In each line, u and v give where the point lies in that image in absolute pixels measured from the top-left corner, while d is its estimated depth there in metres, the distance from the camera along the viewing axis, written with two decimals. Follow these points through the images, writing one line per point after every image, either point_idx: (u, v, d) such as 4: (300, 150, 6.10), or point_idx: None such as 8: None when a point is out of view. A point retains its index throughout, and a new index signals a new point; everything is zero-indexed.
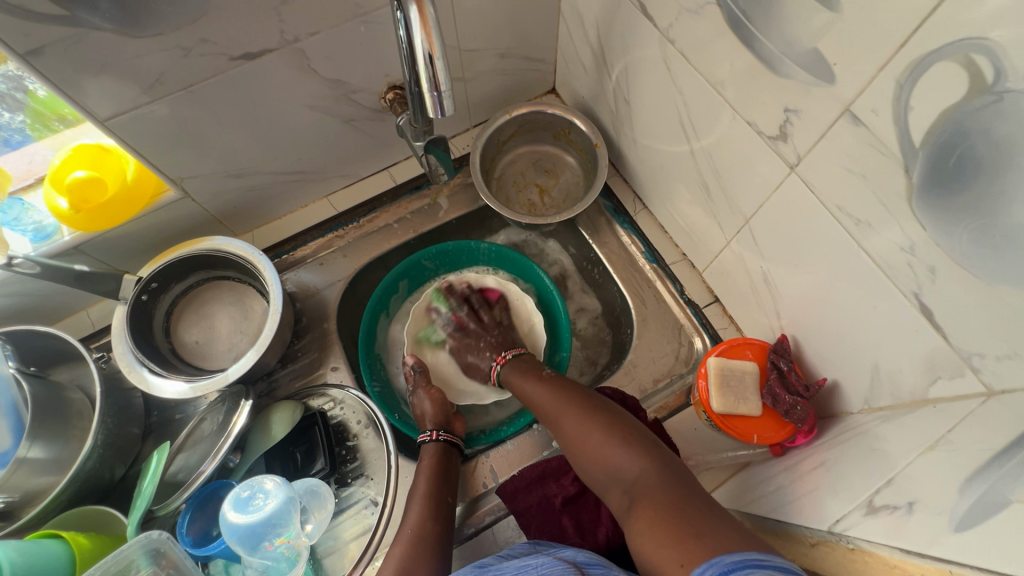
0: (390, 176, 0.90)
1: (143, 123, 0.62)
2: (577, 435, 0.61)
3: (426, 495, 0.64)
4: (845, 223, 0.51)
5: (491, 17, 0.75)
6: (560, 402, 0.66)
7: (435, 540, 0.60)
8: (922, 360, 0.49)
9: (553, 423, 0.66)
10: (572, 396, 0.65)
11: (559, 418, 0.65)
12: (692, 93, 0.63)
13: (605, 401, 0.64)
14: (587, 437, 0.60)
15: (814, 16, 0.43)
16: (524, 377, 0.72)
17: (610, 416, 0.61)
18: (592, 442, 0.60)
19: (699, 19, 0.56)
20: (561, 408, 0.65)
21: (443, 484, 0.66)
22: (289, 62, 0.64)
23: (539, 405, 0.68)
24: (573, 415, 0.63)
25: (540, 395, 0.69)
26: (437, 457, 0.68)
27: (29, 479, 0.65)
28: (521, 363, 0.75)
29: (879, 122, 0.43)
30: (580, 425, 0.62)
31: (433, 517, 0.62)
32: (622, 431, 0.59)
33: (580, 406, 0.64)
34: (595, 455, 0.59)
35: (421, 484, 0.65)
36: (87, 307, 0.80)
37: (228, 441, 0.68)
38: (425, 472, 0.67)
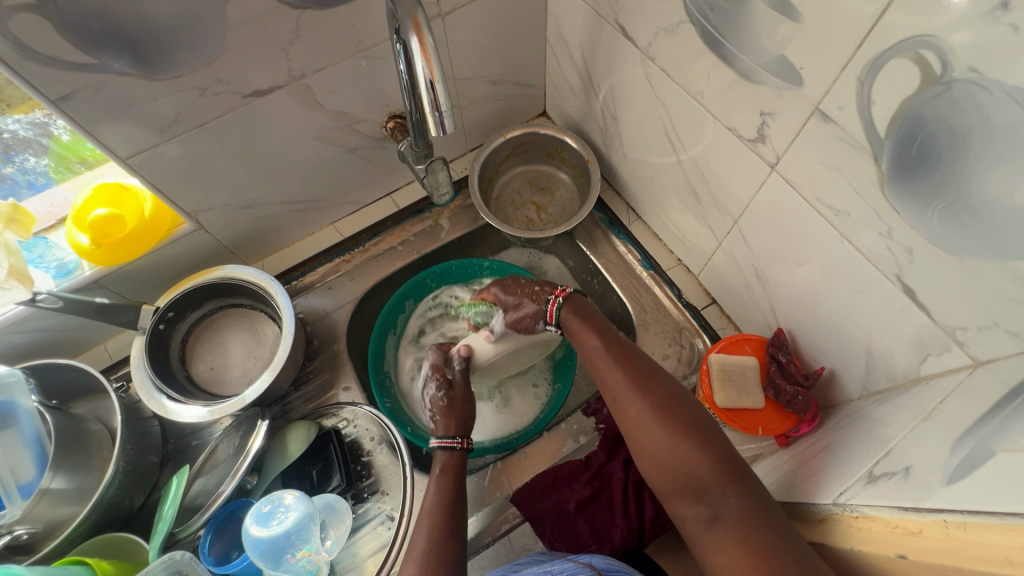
0: (392, 201, 0.94)
1: (161, 160, 0.66)
2: (651, 430, 0.54)
3: (439, 509, 0.58)
4: (825, 214, 0.54)
5: (482, 47, 0.80)
6: (635, 389, 0.58)
7: (448, 559, 0.53)
8: (911, 340, 0.52)
9: (620, 408, 0.58)
10: (649, 384, 0.58)
11: (630, 407, 0.57)
12: (674, 105, 0.67)
13: (683, 396, 0.57)
14: (664, 437, 0.53)
15: (779, 26, 0.47)
16: (595, 344, 0.63)
17: (689, 412, 0.54)
18: (670, 443, 0.53)
19: (675, 37, 0.60)
20: (636, 398, 0.57)
21: (459, 496, 0.60)
22: (296, 97, 0.69)
23: (607, 384, 0.61)
24: (651, 408, 0.55)
25: (613, 372, 0.60)
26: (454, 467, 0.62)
27: (52, 509, 0.66)
28: (595, 327, 0.65)
29: (846, 118, 0.46)
30: (657, 423, 0.54)
31: (450, 534, 0.55)
32: (705, 438, 0.52)
33: (659, 399, 0.56)
34: (670, 459, 0.52)
35: (438, 487, 0.60)
36: (105, 340, 0.83)
37: (246, 462, 0.69)
38: (436, 483, 0.61)
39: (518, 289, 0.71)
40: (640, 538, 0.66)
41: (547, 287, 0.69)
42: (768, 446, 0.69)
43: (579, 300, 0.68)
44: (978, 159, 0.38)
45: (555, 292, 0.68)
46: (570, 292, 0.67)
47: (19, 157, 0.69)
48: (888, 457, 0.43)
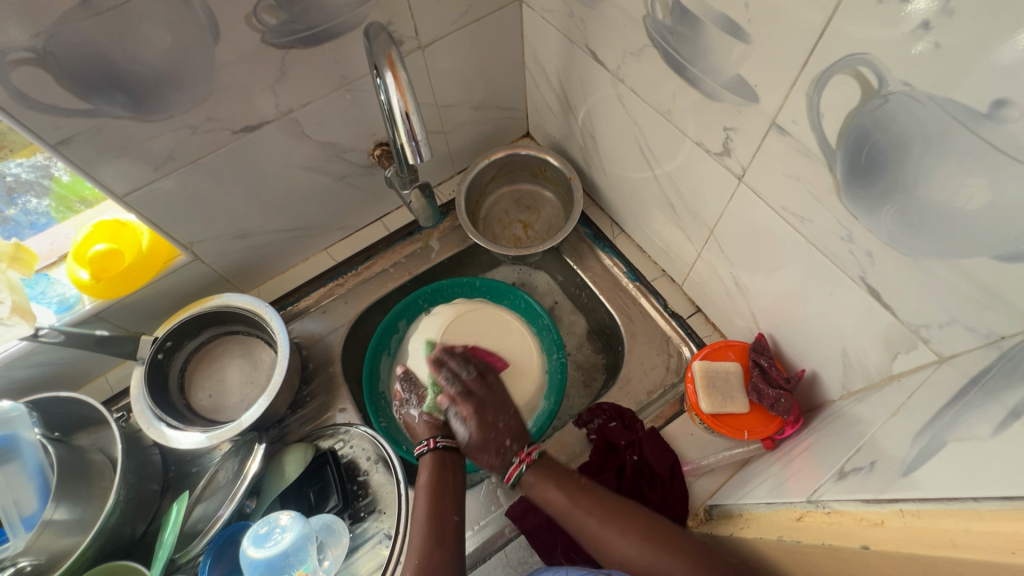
0: (383, 226, 0.97)
1: (156, 196, 0.69)
2: (644, 565, 0.57)
3: (426, 520, 0.59)
4: (791, 221, 0.56)
5: (463, 75, 0.84)
6: (613, 527, 0.60)
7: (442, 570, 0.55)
8: (881, 339, 0.53)
9: (602, 557, 0.60)
10: (628, 516, 0.60)
11: (615, 548, 0.59)
12: (646, 123, 0.70)
13: (657, 519, 0.60)
14: (656, 563, 0.56)
15: (733, 48, 0.50)
16: (560, 499, 0.62)
17: (667, 535, 0.58)
18: (659, 566, 0.56)
19: (641, 59, 0.63)
20: (619, 535, 0.59)
21: (445, 503, 0.60)
22: (285, 130, 0.72)
23: (584, 530, 0.61)
24: (638, 541, 0.58)
25: (585, 519, 0.61)
26: (436, 468, 0.63)
27: (54, 540, 0.67)
28: (556, 475, 0.64)
29: (800, 131, 0.49)
30: (643, 549, 0.57)
31: (437, 545, 0.57)
32: (687, 548, 0.56)
33: (646, 529, 0.59)
34: (661, 572, 0.56)
35: (426, 487, 0.62)
36: (106, 372, 0.85)
37: (244, 485, 0.72)
38: (422, 490, 0.62)
39: (488, 434, 0.63)
40: None
41: (515, 445, 0.64)
42: (757, 451, 0.70)
43: (547, 457, 0.65)
44: (920, 165, 0.40)
45: (520, 455, 0.64)
46: (536, 456, 0.64)
47: (22, 199, 0.72)
48: (859, 454, 0.44)
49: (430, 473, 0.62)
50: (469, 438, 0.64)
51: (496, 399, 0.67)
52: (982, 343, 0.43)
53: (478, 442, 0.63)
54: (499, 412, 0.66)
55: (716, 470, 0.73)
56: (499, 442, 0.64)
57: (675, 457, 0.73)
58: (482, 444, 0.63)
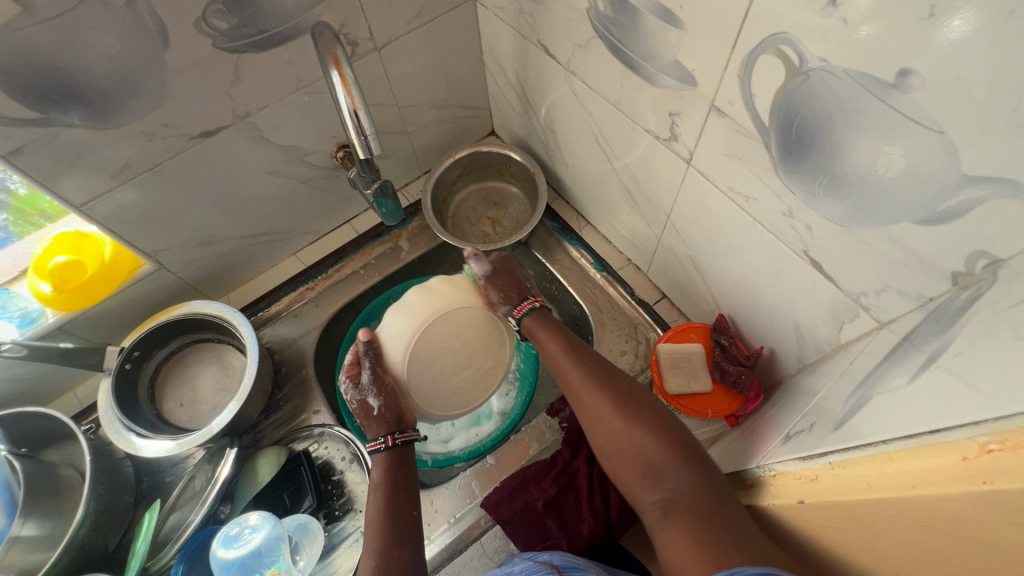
0: (352, 228, 0.98)
1: (115, 205, 0.69)
2: (614, 421, 0.57)
3: (378, 519, 0.58)
4: (737, 201, 0.58)
5: (422, 75, 0.85)
6: (594, 384, 0.60)
7: (402, 568, 0.54)
8: (827, 310, 0.55)
9: (580, 404, 0.61)
10: (611, 380, 0.61)
11: (592, 399, 0.60)
12: (600, 114, 0.72)
13: (640, 393, 0.59)
14: (626, 424, 0.56)
15: (668, 35, 0.52)
16: (556, 348, 0.65)
17: (645, 407, 0.57)
18: (626, 425, 0.56)
19: (588, 51, 0.65)
20: (599, 392, 0.59)
21: (399, 497, 0.60)
22: (244, 135, 0.73)
23: (568, 382, 0.63)
24: (617, 410, 0.57)
25: (571, 371, 0.63)
26: (389, 468, 0.62)
27: (24, 556, 0.66)
28: (572, 347, 0.65)
29: (736, 111, 0.50)
30: (621, 416, 0.57)
31: (396, 541, 0.56)
32: (664, 431, 0.55)
33: (628, 400, 0.58)
34: (634, 445, 0.54)
35: (379, 487, 0.61)
36: (74, 386, 0.84)
37: (215, 489, 0.71)
38: (376, 486, 0.61)
39: (508, 270, 0.72)
40: (607, 528, 0.70)
41: (523, 292, 0.71)
42: (722, 428, 0.72)
43: (548, 313, 0.70)
44: (843, 136, 0.42)
45: (532, 298, 0.71)
46: (538, 305, 0.70)
47: None
48: (805, 418, 0.46)
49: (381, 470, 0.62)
50: (495, 266, 0.71)
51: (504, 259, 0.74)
52: (914, 306, 0.45)
53: (502, 270, 0.71)
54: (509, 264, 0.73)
55: None
56: (517, 283, 0.71)
57: None
58: (506, 275, 0.72)
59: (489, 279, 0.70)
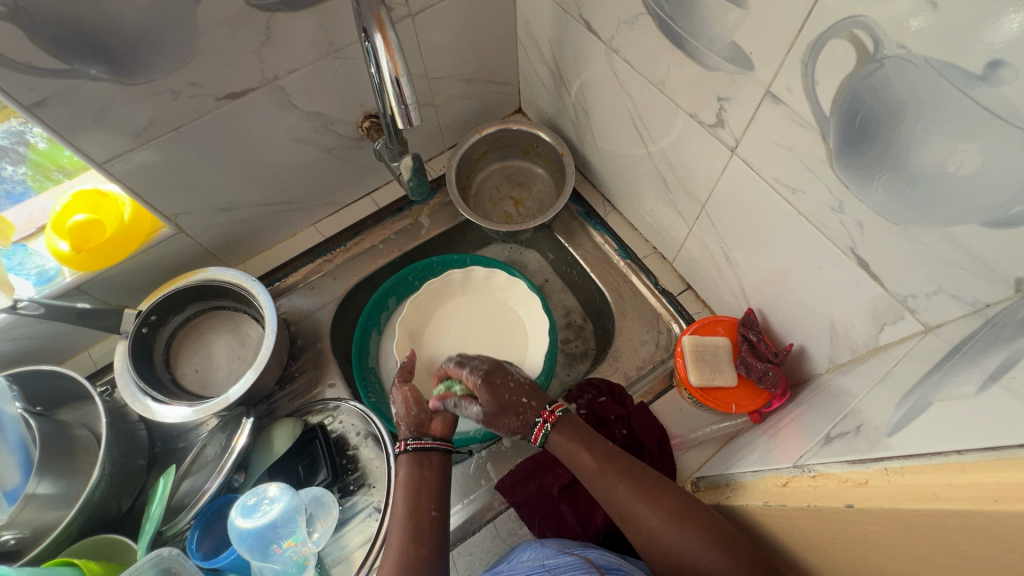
0: (372, 201, 0.96)
1: (137, 165, 0.67)
2: (671, 541, 0.53)
3: (407, 512, 0.58)
4: (782, 193, 0.56)
5: (454, 46, 0.82)
6: (644, 500, 0.56)
7: (421, 567, 0.54)
8: (868, 310, 0.54)
9: (630, 524, 0.56)
10: (656, 490, 0.56)
11: (613, 492, 0.57)
12: (639, 95, 0.69)
13: (690, 498, 0.56)
14: (687, 546, 0.52)
15: (728, 13, 0.49)
16: (590, 463, 0.59)
17: (701, 517, 0.53)
18: (687, 546, 0.52)
19: (635, 29, 0.62)
20: (618, 485, 0.57)
21: (423, 498, 0.59)
22: (271, 98, 0.70)
23: (613, 499, 0.57)
24: (643, 503, 0.55)
25: (614, 487, 0.57)
26: (412, 471, 0.61)
27: (39, 514, 0.67)
28: (579, 435, 0.61)
29: (794, 99, 0.48)
30: (647, 509, 0.55)
31: (413, 540, 0.56)
32: (691, 516, 0.54)
33: (648, 487, 0.56)
34: (666, 540, 0.54)
35: (403, 491, 0.60)
36: (89, 347, 0.84)
37: (231, 459, 0.71)
38: (400, 487, 0.60)
39: (501, 398, 0.61)
40: None
41: (534, 403, 0.62)
42: (744, 424, 0.71)
43: (571, 416, 0.62)
44: (913, 130, 0.40)
45: (544, 415, 0.61)
46: (559, 415, 0.61)
47: None
48: (846, 420, 0.45)
49: (402, 477, 0.60)
50: (481, 399, 0.61)
51: (497, 365, 0.64)
52: (968, 311, 0.44)
53: (494, 407, 0.61)
54: (501, 378, 0.63)
55: (704, 444, 0.73)
56: (516, 403, 0.61)
57: (664, 432, 0.73)
58: (501, 410, 0.61)
59: (488, 396, 0.60)
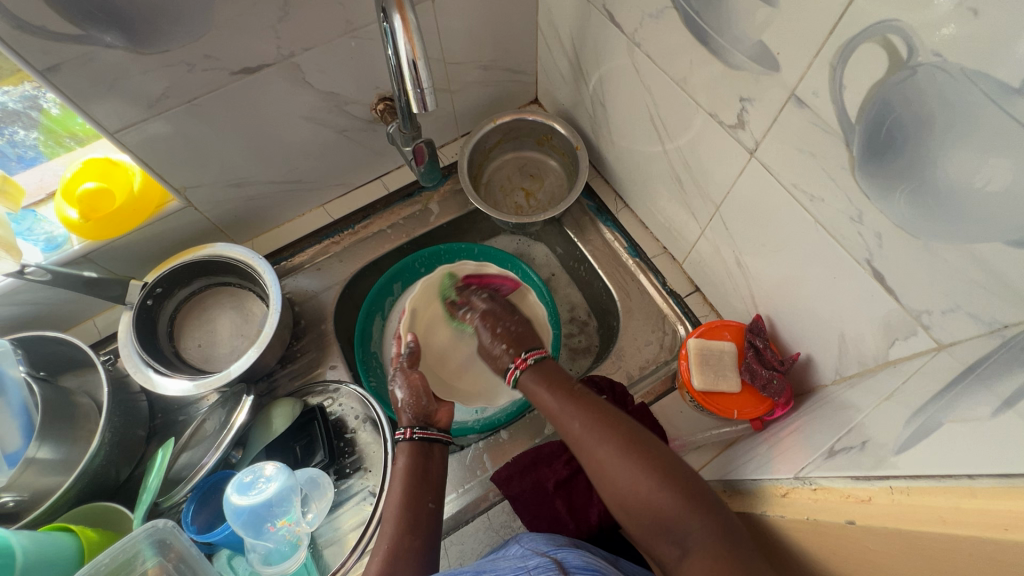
0: (382, 185, 0.95)
1: (149, 137, 0.67)
2: (615, 472, 0.53)
3: (402, 504, 0.57)
4: (801, 200, 0.55)
5: (473, 32, 0.81)
6: (597, 432, 0.55)
7: (414, 560, 0.53)
8: (880, 324, 0.53)
9: (581, 451, 0.56)
10: (611, 424, 0.55)
11: (569, 426, 0.57)
12: (659, 91, 0.68)
13: (647, 434, 0.55)
14: (629, 478, 0.52)
15: (757, 11, 0.48)
16: (552, 402, 0.60)
17: (651, 451, 0.53)
18: (630, 477, 0.52)
19: (660, 22, 0.61)
20: (577, 423, 0.57)
21: (422, 491, 0.58)
22: (286, 76, 0.69)
23: (568, 433, 0.58)
24: (596, 436, 0.55)
25: (570, 422, 0.58)
26: (411, 461, 0.60)
27: (37, 478, 0.68)
28: (545, 377, 0.62)
29: (820, 104, 0.47)
30: (600, 442, 0.54)
31: (408, 531, 0.55)
32: (641, 450, 0.53)
33: (605, 424, 0.56)
34: (612, 475, 0.53)
35: (400, 483, 0.59)
36: (94, 316, 0.84)
37: (229, 435, 0.70)
38: (398, 477, 0.59)
39: (492, 334, 0.69)
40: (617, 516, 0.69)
41: (513, 350, 0.67)
42: (744, 430, 0.70)
43: (547, 361, 0.64)
44: (942, 142, 0.39)
45: (516, 360, 0.65)
46: (528, 361, 0.64)
47: (9, 130, 0.69)
48: (850, 434, 0.45)
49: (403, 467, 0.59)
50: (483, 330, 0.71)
51: (505, 309, 0.73)
52: (984, 331, 0.43)
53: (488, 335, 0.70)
54: (500, 320, 0.71)
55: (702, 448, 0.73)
56: (501, 346, 0.68)
57: (664, 434, 0.73)
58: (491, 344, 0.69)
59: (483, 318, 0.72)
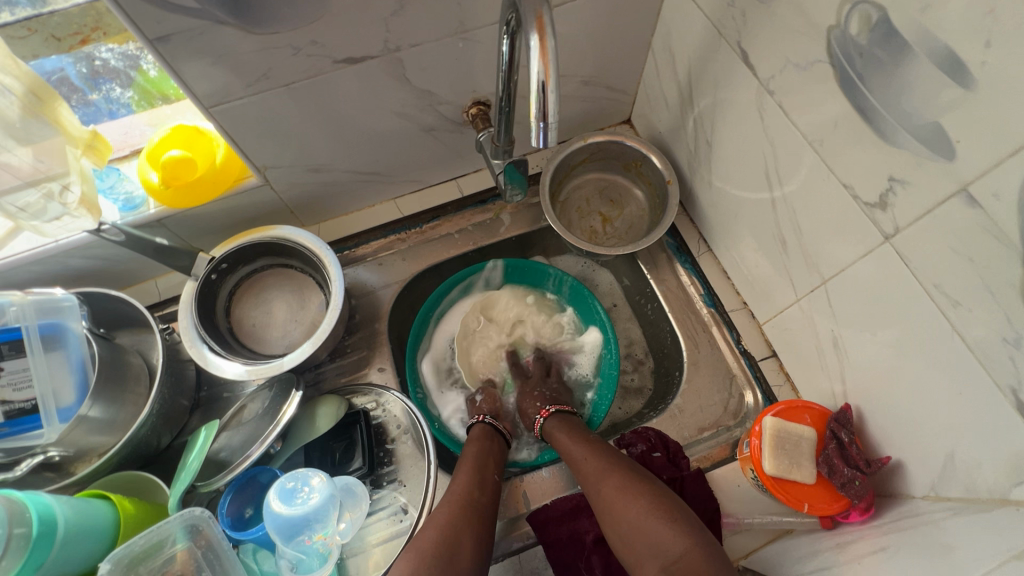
0: (457, 187, 0.92)
1: (241, 114, 0.65)
2: (621, 501, 0.62)
3: (474, 463, 0.69)
4: (939, 302, 0.48)
5: (583, 44, 0.76)
6: (609, 469, 0.65)
7: (478, 508, 0.63)
8: (1009, 459, 0.47)
9: (591, 485, 0.66)
10: (621, 464, 0.66)
11: (584, 460, 0.68)
12: (783, 145, 0.62)
13: (651, 479, 0.65)
14: (632, 507, 0.61)
15: (940, 90, 0.42)
16: (571, 439, 0.71)
17: (656, 490, 0.63)
18: (634, 507, 0.61)
19: (806, 74, 0.54)
20: (608, 475, 0.65)
21: (488, 467, 0.69)
22: (387, 69, 0.66)
23: (581, 466, 0.68)
24: (607, 471, 0.65)
25: (586, 455, 0.68)
26: (481, 438, 0.74)
27: (84, 436, 0.68)
28: (565, 421, 0.75)
29: (1000, 208, 0.41)
30: (610, 476, 0.65)
31: (478, 488, 0.65)
32: (647, 488, 0.63)
33: (635, 478, 0.64)
34: (619, 503, 0.62)
35: (471, 457, 0.70)
36: (156, 277, 0.84)
37: (277, 428, 0.69)
38: (468, 457, 0.70)
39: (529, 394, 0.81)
40: None
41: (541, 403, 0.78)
42: (808, 523, 0.65)
43: (568, 413, 0.77)
44: None
45: (540, 411, 0.77)
46: (551, 411, 0.76)
47: (106, 85, 0.69)
48: None
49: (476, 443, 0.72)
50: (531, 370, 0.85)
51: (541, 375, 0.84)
52: None
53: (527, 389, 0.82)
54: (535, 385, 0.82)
55: (756, 531, 0.68)
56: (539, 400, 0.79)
57: (718, 507, 0.68)
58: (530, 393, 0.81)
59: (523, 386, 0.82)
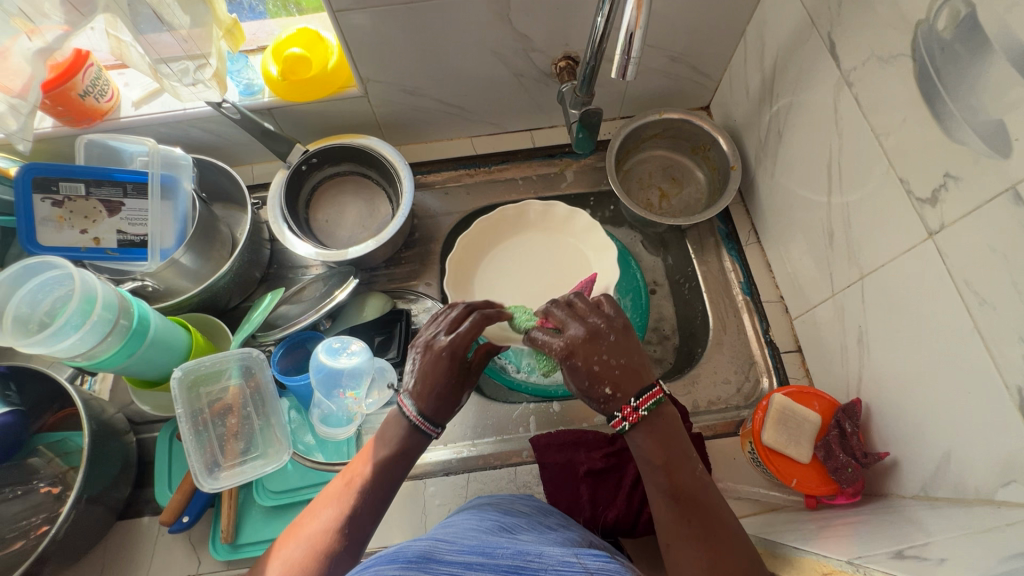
0: (530, 138, 0.98)
1: (359, 25, 0.73)
2: None
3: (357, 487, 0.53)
4: (966, 300, 0.50)
5: (679, 19, 0.79)
6: (704, 554, 0.48)
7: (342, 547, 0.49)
8: (1000, 459, 0.48)
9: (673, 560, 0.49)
10: (722, 551, 0.48)
11: (673, 525, 0.50)
12: (850, 138, 0.64)
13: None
14: None
15: (1012, 88, 0.44)
16: (663, 484, 0.52)
17: None
18: None
19: (888, 68, 0.56)
20: (679, 518, 0.50)
21: (374, 489, 0.53)
22: (494, 7, 0.72)
23: (668, 530, 0.51)
24: (700, 557, 0.48)
25: (674, 519, 0.50)
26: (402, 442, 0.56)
27: (174, 277, 0.80)
28: (653, 446, 0.54)
29: None
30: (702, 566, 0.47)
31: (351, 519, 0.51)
32: None
33: (710, 539, 0.48)
34: None
35: (349, 475, 0.54)
36: (254, 163, 0.95)
37: (329, 305, 0.78)
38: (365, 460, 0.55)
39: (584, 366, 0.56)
40: (633, 525, 0.68)
41: (620, 394, 0.55)
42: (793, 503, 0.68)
43: (659, 417, 0.55)
44: None
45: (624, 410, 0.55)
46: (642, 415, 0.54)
47: None
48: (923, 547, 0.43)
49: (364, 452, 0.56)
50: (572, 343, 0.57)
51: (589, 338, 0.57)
52: None
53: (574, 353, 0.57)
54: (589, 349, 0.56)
55: (741, 501, 0.71)
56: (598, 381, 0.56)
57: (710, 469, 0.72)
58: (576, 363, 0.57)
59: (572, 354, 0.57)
